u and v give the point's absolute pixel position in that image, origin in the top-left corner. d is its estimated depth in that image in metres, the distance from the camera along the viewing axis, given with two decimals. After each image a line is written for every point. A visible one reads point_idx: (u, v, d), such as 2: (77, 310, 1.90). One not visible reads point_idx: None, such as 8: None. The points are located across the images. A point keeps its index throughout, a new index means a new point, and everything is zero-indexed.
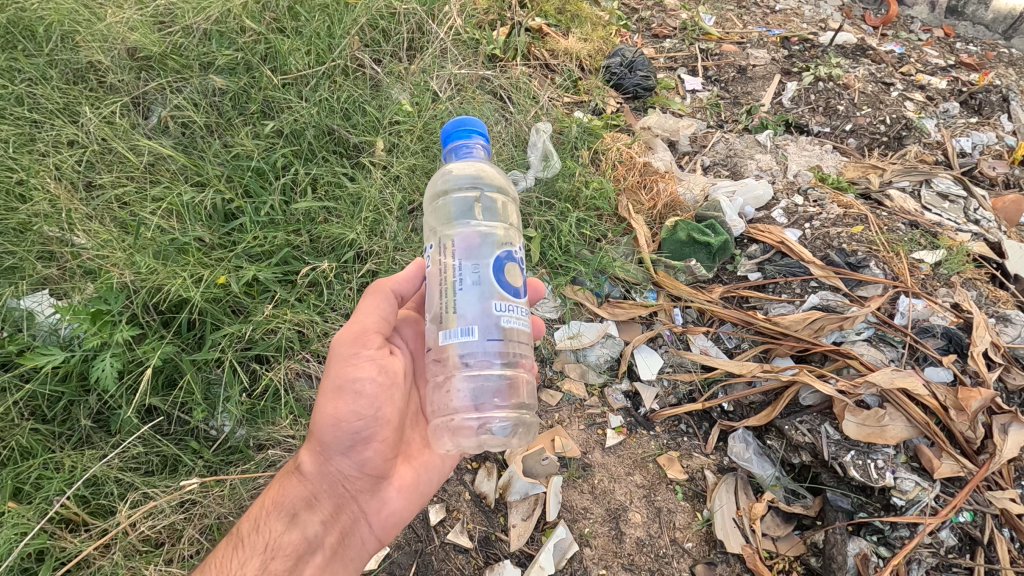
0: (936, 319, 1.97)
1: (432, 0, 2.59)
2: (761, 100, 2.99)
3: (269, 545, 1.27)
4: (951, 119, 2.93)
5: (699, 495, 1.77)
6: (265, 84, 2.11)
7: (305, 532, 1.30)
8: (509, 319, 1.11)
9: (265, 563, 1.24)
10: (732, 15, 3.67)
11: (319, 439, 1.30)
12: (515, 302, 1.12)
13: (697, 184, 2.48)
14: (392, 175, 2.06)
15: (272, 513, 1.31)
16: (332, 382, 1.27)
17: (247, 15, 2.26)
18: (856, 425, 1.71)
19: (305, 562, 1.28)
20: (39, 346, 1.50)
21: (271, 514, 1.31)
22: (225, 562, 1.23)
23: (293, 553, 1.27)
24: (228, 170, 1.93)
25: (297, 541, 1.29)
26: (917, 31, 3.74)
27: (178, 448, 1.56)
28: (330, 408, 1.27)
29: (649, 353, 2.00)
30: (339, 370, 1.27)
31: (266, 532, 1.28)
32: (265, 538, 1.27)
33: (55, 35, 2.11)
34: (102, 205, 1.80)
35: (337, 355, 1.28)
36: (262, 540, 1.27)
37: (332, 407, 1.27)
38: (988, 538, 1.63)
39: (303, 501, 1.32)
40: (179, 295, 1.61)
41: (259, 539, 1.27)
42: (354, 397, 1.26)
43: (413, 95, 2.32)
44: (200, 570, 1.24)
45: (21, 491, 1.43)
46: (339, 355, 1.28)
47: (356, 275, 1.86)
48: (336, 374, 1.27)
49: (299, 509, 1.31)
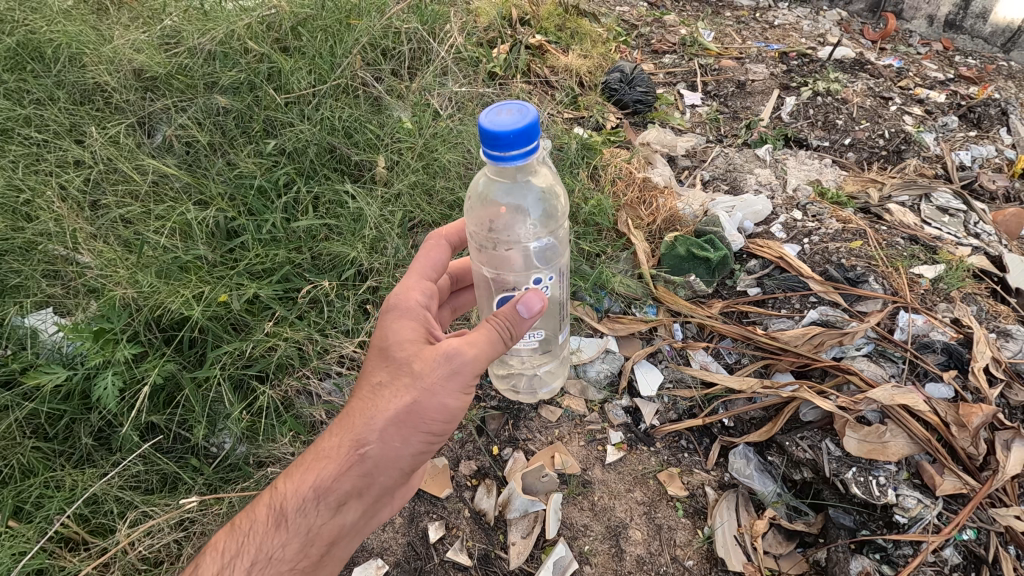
0: (936, 334, 1.95)
1: (433, 20, 2.66)
2: (760, 114, 3.02)
3: (311, 531, 1.20)
4: (950, 132, 2.94)
5: (700, 512, 1.76)
6: (268, 104, 2.15)
7: (346, 521, 1.24)
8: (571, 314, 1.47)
9: (304, 548, 1.20)
10: (731, 30, 3.72)
11: (400, 440, 1.18)
12: None
13: (696, 200, 2.49)
14: (393, 192, 2.09)
15: (317, 495, 1.19)
16: (443, 396, 1.16)
17: (251, 36, 2.30)
18: (857, 442, 1.70)
19: (337, 545, 1.26)
20: (42, 363, 1.52)
21: (318, 500, 1.19)
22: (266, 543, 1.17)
23: (331, 540, 1.23)
24: (231, 189, 1.97)
25: (337, 530, 1.23)
26: (916, 44, 3.78)
27: (179, 466, 1.57)
28: (425, 418, 1.17)
29: (649, 368, 2.01)
30: (456, 391, 1.17)
31: (310, 517, 1.20)
32: (309, 524, 1.20)
33: (63, 56, 2.15)
34: (107, 224, 1.83)
35: (462, 373, 1.15)
36: (304, 524, 1.19)
37: (431, 417, 1.17)
38: (993, 557, 1.60)
39: (355, 493, 1.22)
40: (181, 313, 1.63)
41: (303, 523, 1.19)
42: (454, 414, 1.20)
43: (414, 113, 2.37)
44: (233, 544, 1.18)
45: (23, 510, 1.44)
46: (461, 377, 1.16)
47: (355, 293, 1.88)
48: (454, 390, 1.17)
49: (349, 501, 1.22)
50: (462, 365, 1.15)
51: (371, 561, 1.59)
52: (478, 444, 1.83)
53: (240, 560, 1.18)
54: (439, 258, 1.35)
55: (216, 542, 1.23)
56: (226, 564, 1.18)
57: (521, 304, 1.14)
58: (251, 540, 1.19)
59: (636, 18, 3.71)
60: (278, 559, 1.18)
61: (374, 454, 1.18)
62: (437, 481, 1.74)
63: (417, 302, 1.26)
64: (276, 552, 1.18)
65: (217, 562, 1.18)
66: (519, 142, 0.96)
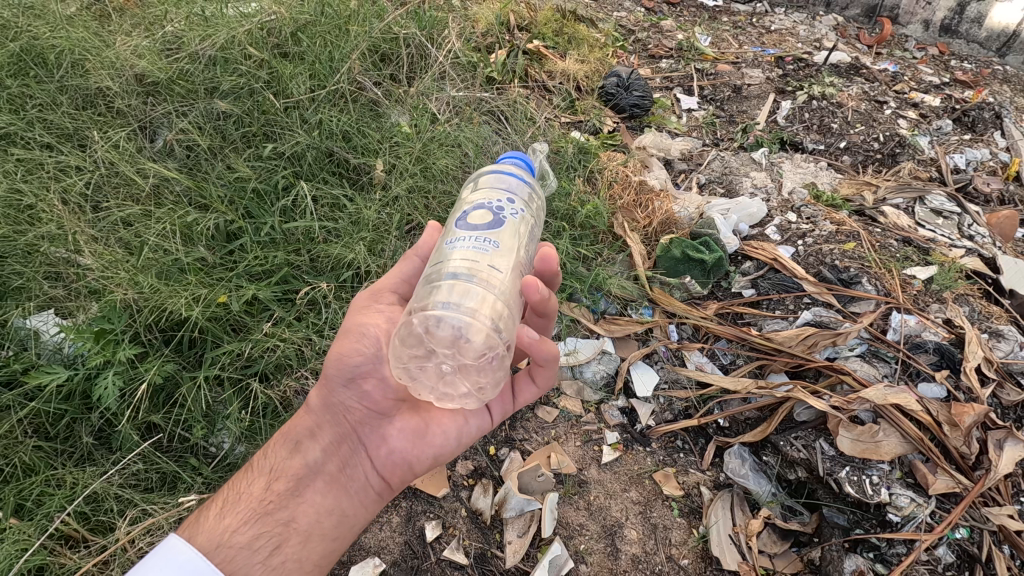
0: (928, 335, 1.98)
1: (432, 25, 2.69)
2: (756, 118, 3.05)
3: (274, 468, 1.30)
4: (945, 136, 2.97)
5: (696, 512, 1.77)
6: (268, 108, 2.18)
7: (306, 458, 1.31)
8: (467, 253, 1.09)
9: (268, 484, 1.28)
10: (727, 35, 3.75)
11: (331, 373, 1.31)
12: (473, 238, 1.12)
13: (692, 203, 2.52)
14: (391, 195, 2.13)
15: (281, 440, 1.34)
16: (349, 324, 1.31)
17: (251, 42, 2.33)
18: (850, 442, 1.71)
19: (303, 484, 1.29)
20: (45, 364, 1.54)
21: (280, 442, 1.34)
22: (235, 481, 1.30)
23: (294, 478, 1.29)
24: (230, 193, 1.99)
25: (298, 466, 1.30)
26: (912, 49, 3.81)
27: (178, 465, 1.59)
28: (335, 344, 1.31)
29: (645, 369, 2.04)
30: (358, 317, 1.31)
31: (273, 457, 1.32)
32: (271, 461, 1.31)
33: (66, 62, 2.18)
34: (108, 227, 1.85)
35: (356, 303, 1.34)
36: (268, 463, 1.31)
37: (339, 343, 1.29)
38: (987, 556, 1.61)
39: (309, 429, 1.33)
40: (181, 314, 1.65)
41: (266, 462, 1.31)
42: (358, 334, 1.28)
43: (412, 118, 2.40)
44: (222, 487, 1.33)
45: (23, 508, 1.45)
46: (355, 305, 1.33)
47: (353, 295, 1.91)
48: (353, 316, 1.31)
49: (302, 437, 1.33)
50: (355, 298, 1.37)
51: (368, 560, 1.60)
52: (474, 444, 1.83)
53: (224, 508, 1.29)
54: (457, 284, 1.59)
55: None
56: (204, 505, 1.28)
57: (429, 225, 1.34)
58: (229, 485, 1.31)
59: (633, 24, 3.75)
60: (246, 495, 1.27)
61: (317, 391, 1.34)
62: (433, 480, 1.74)
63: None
64: (245, 490, 1.28)
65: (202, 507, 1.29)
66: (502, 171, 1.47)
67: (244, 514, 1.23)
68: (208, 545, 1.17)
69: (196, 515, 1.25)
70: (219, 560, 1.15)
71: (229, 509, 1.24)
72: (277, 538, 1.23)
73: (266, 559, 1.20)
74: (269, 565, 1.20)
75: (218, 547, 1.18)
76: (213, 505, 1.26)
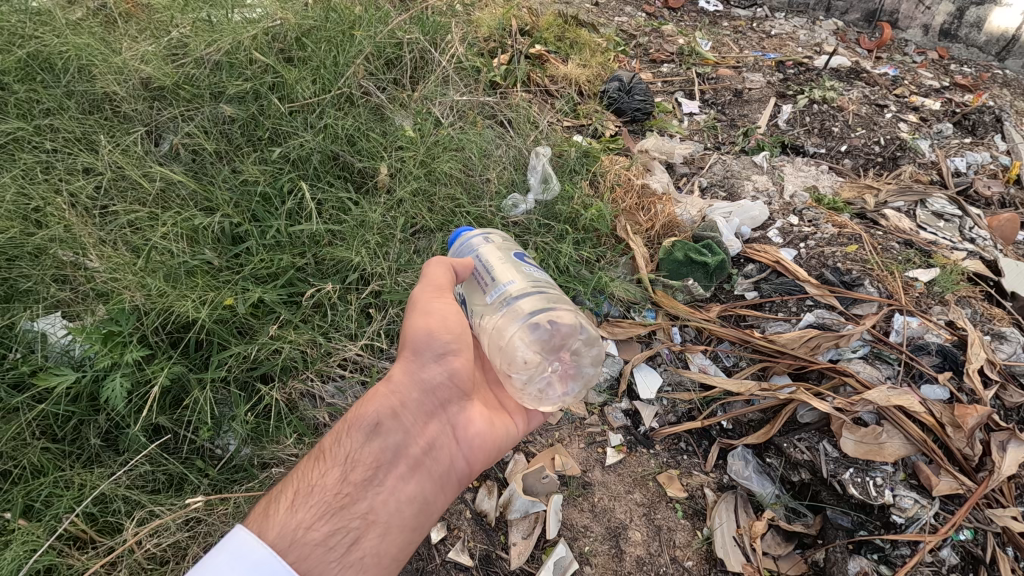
0: (930, 337, 1.99)
1: (435, 30, 2.71)
2: (757, 122, 3.07)
3: (349, 457, 1.32)
4: (946, 139, 2.98)
5: (699, 513, 1.78)
6: (273, 113, 2.19)
7: (385, 443, 1.34)
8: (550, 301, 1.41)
9: (344, 474, 1.30)
10: (728, 40, 3.77)
11: (411, 358, 1.36)
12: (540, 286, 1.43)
13: (695, 206, 2.53)
14: (395, 199, 2.15)
15: (354, 428, 1.34)
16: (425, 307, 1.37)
17: (257, 47, 2.34)
18: (854, 443, 1.72)
19: (383, 471, 1.32)
20: (52, 366, 1.55)
21: (353, 429, 1.34)
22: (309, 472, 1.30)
23: (372, 466, 1.32)
24: (237, 196, 2.01)
25: (376, 452, 1.33)
26: (911, 53, 3.83)
27: (184, 466, 1.60)
28: (415, 331, 1.35)
29: (649, 372, 2.04)
30: (431, 296, 1.37)
31: (346, 445, 1.33)
32: (345, 450, 1.33)
33: (73, 68, 2.20)
34: (116, 231, 1.87)
35: (422, 290, 1.39)
36: (342, 452, 1.32)
37: (422, 326, 1.36)
38: (990, 557, 1.62)
39: (388, 413, 1.34)
40: (188, 316, 1.66)
41: (341, 450, 1.33)
42: (441, 316, 1.36)
43: (416, 122, 2.42)
44: (287, 479, 1.33)
45: (32, 509, 1.46)
46: (424, 291, 1.39)
47: (358, 298, 1.93)
48: (430, 300, 1.37)
49: (381, 421, 1.34)
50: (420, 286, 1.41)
51: None
52: None
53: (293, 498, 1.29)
54: None
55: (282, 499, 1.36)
56: (273, 499, 1.27)
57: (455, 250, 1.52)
58: (297, 478, 1.32)
59: (634, 28, 3.77)
60: (322, 486, 1.28)
61: (395, 375, 1.37)
62: None
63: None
64: (319, 480, 1.29)
65: (268, 501, 1.29)
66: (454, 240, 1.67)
67: (322, 505, 1.25)
68: (283, 541, 1.18)
69: (266, 509, 1.25)
70: (298, 556, 1.17)
71: (300, 504, 1.24)
72: (355, 531, 1.26)
73: (343, 554, 1.22)
74: (348, 559, 1.22)
75: (294, 543, 1.18)
76: (285, 497, 1.26)
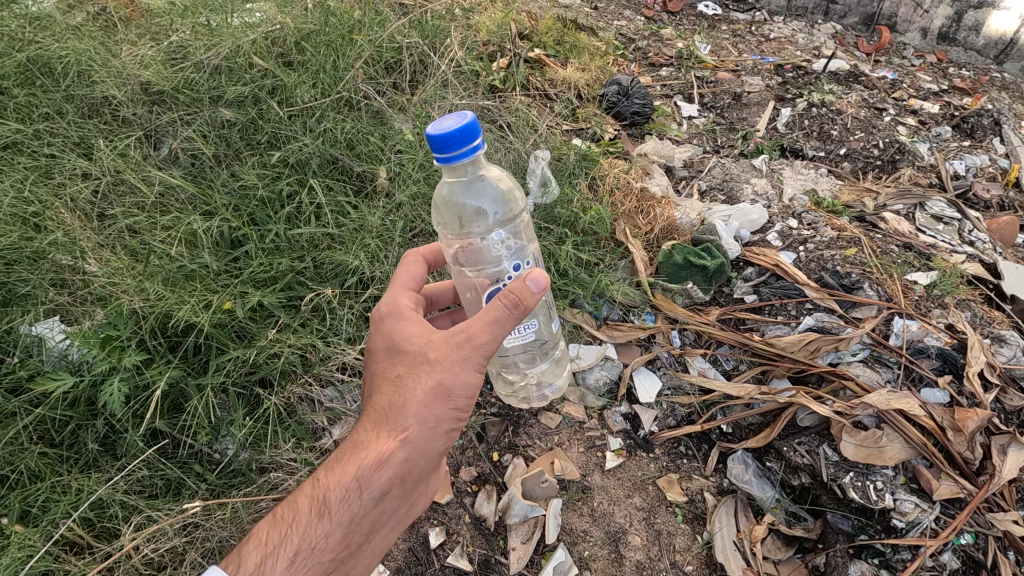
0: (930, 340, 1.98)
1: (434, 34, 2.72)
2: (756, 125, 3.07)
3: (352, 520, 1.19)
4: (944, 142, 2.99)
5: (699, 518, 1.77)
6: (272, 116, 2.20)
7: (387, 505, 1.23)
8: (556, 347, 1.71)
9: (346, 537, 1.19)
10: (727, 43, 3.78)
11: (437, 425, 1.20)
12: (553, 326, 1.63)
13: (694, 209, 2.53)
14: (394, 203, 2.16)
15: (361, 489, 1.17)
16: (468, 376, 1.18)
17: (256, 51, 2.35)
18: (854, 446, 1.71)
19: (377, 530, 1.25)
20: (50, 370, 1.55)
21: (360, 489, 1.18)
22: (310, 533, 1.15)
23: (370, 526, 1.22)
24: (236, 200, 2.01)
25: (377, 513, 1.22)
26: (909, 57, 3.84)
27: (182, 471, 1.59)
28: (449, 397, 1.18)
29: (648, 375, 2.03)
30: (478, 370, 1.18)
31: (351, 505, 1.18)
32: (349, 513, 1.18)
33: (72, 71, 2.20)
34: (115, 235, 1.87)
35: (476, 354, 1.16)
36: (346, 514, 1.18)
37: (456, 395, 1.19)
38: (992, 561, 1.61)
39: (398, 478, 1.20)
40: (187, 320, 1.66)
41: (345, 512, 1.18)
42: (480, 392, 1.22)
43: (415, 125, 2.43)
44: (278, 531, 1.16)
45: (29, 514, 1.46)
46: (478, 357, 1.16)
47: (357, 301, 1.93)
48: (476, 371, 1.19)
49: (390, 486, 1.20)
50: (473, 344, 1.15)
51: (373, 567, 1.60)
52: (478, 450, 1.84)
53: (282, 550, 1.14)
54: (418, 273, 1.42)
55: (256, 532, 1.20)
56: (267, 556, 1.13)
57: (529, 278, 1.13)
58: (292, 531, 1.16)
59: (633, 32, 3.78)
60: (321, 548, 1.16)
61: (412, 436, 1.19)
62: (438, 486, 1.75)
63: (406, 308, 1.29)
64: (320, 543, 1.16)
65: (260, 553, 1.14)
66: (462, 143, 1.08)
67: (319, 568, 1.16)
68: None
69: (260, 568, 1.11)
70: None
71: (300, 566, 1.13)
72: None
73: None
74: None
75: None
76: (282, 557, 1.13)
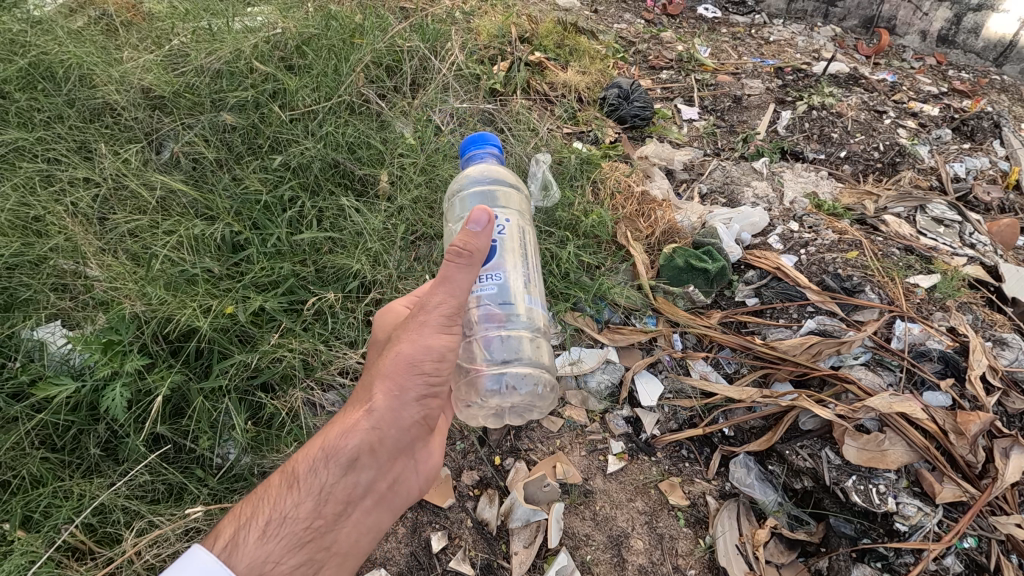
0: (932, 343, 1.98)
1: (434, 38, 2.73)
2: (756, 128, 3.08)
3: (324, 490, 1.20)
4: (945, 145, 2.99)
5: (702, 522, 1.76)
6: (273, 120, 2.20)
7: (361, 477, 1.24)
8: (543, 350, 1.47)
9: (318, 508, 1.18)
10: (727, 46, 3.79)
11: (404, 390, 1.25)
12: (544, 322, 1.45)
13: (695, 212, 2.53)
14: (396, 207, 2.16)
15: (331, 456, 1.21)
16: (429, 337, 1.25)
17: (257, 56, 2.36)
18: (856, 450, 1.71)
19: (354, 506, 1.24)
20: (51, 375, 1.54)
21: (329, 458, 1.21)
22: (281, 501, 1.16)
23: (345, 499, 1.22)
24: (237, 204, 2.01)
25: (351, 487, 1.23)
26: (909, 59, 3.85)
27: (184, 476, 1.59)
28: (413, 362, 1.24)
29: (650, 378, 2.03)
30: (437, 330, 1.25)
31: (322, 475, 1.20)
32: (321, 482, 1.20)
33: (74, 76, 2.21)
34: (116, 239, 1.87)
35: (434, 314, 1.24)
36: (317, 482, 1.19)
37: (419, 358, 1.25)
38: (996, 565, 1.60)
39: (369, 446, 1.24)
40: (189, 324, 1.66)
41: (316, 481, 1.19)
42: (444, 356, 1.27)
43: (416, 129, 2.43)
44: (251, 501, 1.18)
45: (31, 519, 1.46)
46: (437, 318, 1.24)
47: (359, 305, 1.93)
48: (436, 331, 1.25)
49: (360, 455, 1.23)
50: (429, 307, 1.24)
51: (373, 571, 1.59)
52: (480, 454, 1.84)
53: (254, 521, 1.14)
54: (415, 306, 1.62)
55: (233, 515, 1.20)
56: (240, 526, 1.12)
57: (471, 222, 1.24)
58: (265, 502, 1.17)
59: (633, 35, 3.79)
60: (293, 519, 1.16)
61: (379, 404, 1.24)
62: (440, 490, 1.74)
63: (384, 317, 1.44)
64: (291, 513, 1.16)
65: (233, 526, 1.13)
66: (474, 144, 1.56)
67: (291, 539, 1.14)
68: None
69: (232, 538, 1.11)
70: None
71: (270, 536, 1.12)
72: (316, 567, 1.17)
73: None
74: None
75: None
76: (254, 527, 1.12)
